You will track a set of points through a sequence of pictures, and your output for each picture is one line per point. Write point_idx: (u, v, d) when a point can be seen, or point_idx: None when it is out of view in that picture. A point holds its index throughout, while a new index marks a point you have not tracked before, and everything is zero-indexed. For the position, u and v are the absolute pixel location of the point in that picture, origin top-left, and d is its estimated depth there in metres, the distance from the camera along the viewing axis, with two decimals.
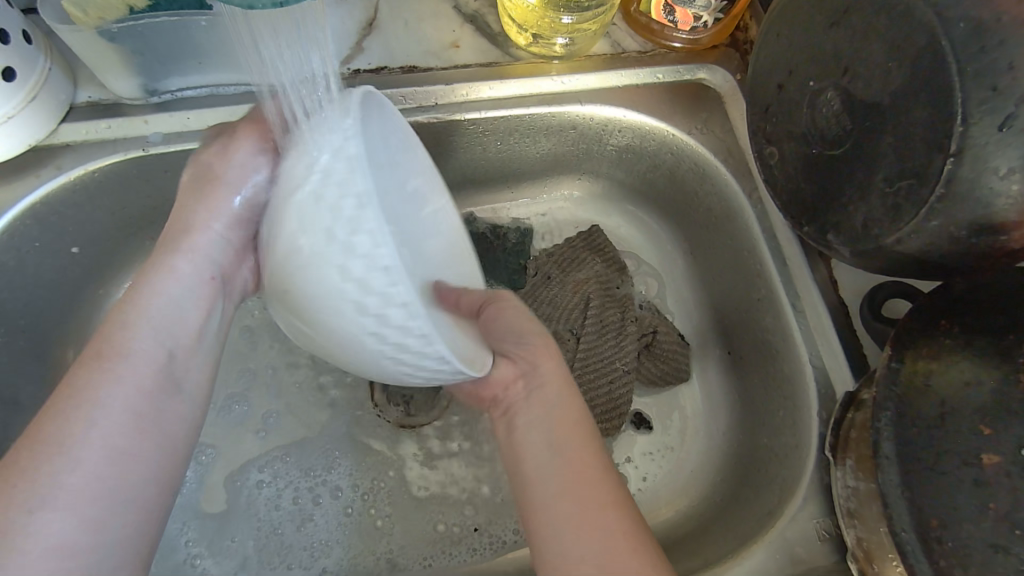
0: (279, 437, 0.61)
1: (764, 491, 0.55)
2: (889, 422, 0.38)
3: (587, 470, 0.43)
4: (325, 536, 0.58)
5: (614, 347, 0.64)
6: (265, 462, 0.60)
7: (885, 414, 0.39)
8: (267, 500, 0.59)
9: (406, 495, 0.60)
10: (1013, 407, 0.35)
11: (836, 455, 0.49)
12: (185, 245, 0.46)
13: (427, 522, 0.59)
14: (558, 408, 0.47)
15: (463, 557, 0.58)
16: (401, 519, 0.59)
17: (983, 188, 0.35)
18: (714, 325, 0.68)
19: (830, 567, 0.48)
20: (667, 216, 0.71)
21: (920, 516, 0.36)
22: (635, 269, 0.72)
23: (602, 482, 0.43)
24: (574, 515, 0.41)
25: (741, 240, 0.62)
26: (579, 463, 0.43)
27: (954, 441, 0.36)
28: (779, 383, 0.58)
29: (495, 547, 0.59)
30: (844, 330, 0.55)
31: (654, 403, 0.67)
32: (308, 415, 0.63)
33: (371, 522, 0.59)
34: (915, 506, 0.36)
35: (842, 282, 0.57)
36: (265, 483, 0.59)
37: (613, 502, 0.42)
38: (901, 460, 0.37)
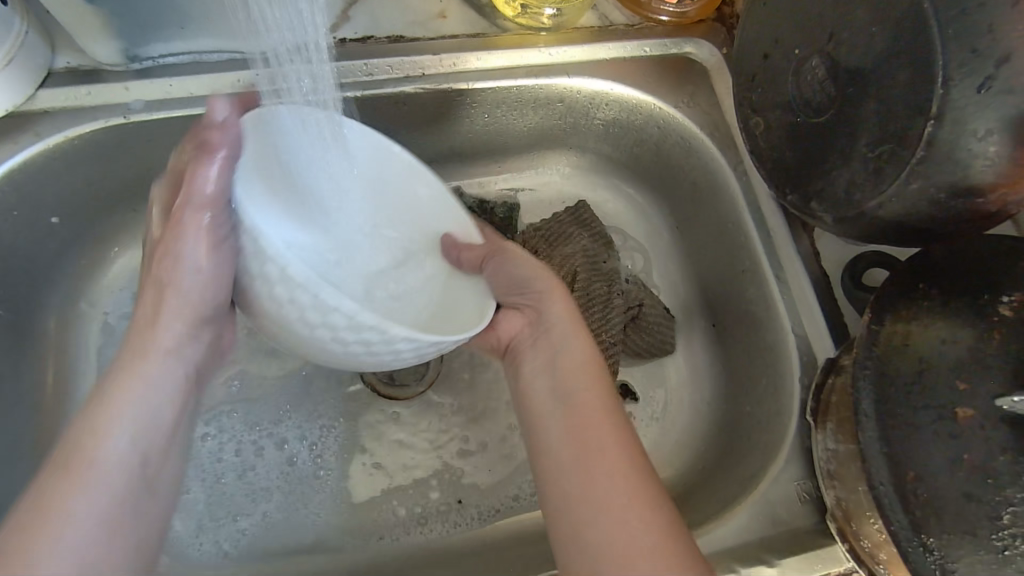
0: (238, 395, 0.61)
1: (746, 458, 0.56)
2: (870, 382, 0.39)
3: (600, 441, 0.43)
4: (270, 483, 0.59)
5: (600, 320, 0.65)
6: (211, 416, 0.60)
7: (867, 373, 0.39)
8: (211, 454, 0.59)
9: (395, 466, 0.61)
10: (991, 362, 0.36)
11: (817, 420, 0.50)
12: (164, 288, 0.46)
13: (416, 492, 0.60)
14: (577, 383, 0.46)
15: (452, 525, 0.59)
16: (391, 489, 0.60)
17: (963, 150, 0.36)
18: (698, 298, 0.69)
19: (810, 528, 0.49)
20: (653, 191, 0.71)
21: (897, 470, 0.37)
22: (622, 244, 0.72)
23: (615, 453, 0.42)
24: (583, 491, 0.41)
25: (726, 213, 0.62)
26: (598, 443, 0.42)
27: (932, 397, 0.37)
28: (761, 354, 0.59)
29: (481, 517, 0.60)
30: (825, 300, 0.56)
31: (640, 376, 0.68)
32: (295, 389, 0.63)
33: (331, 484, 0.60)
34: (892, 461, 0.37)
35: (824, 253, 0.58)
36: (212, 438, 0.60)
37: (625, 471, 0.41)
38: (880, 418, 0.38)
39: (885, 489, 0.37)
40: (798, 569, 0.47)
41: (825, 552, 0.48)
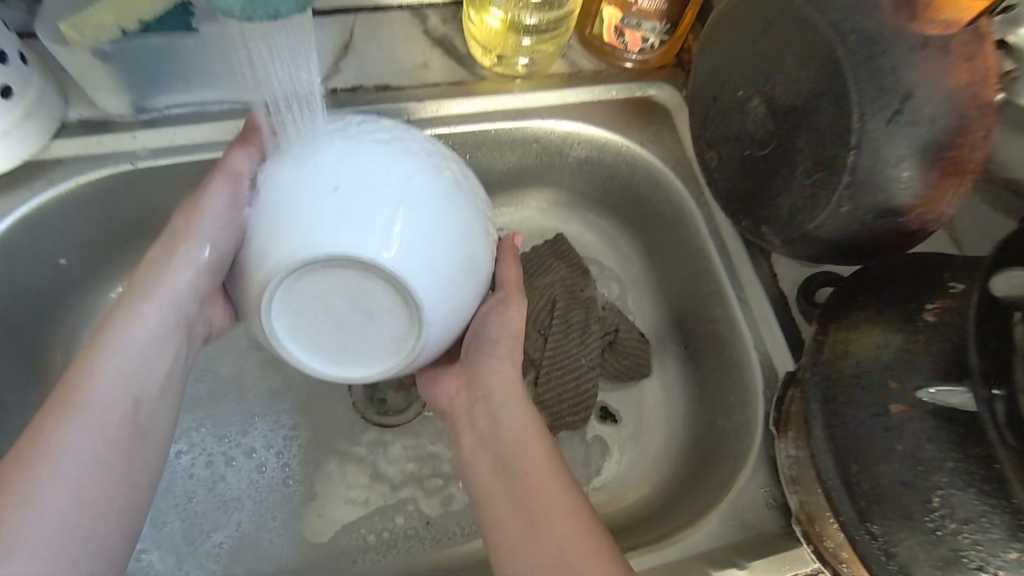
0: (235, 424, 0.65)
1: (717, 469, 0.59)
2: (816, 385, 0.43)
3: (556, 512, 0.44)
4: (239, 496, 0.62)
5: (579, 344, 0.68)
6: (181, 433, 0.64)
7: (813, 377, 0.44)
8: (185, 468, 0.63)
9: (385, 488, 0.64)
10: (920, 358, 0.40)
11: (779, 429, 0.53)
12: (146, 292, 0.49)
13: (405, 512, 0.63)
14: (533, 473, 0.46)
15: (441, 544, 0.61)
16: (382, 509, 0.63)
17: (881, 173, 0.41)
18: (671, 322, 0.73)
19: (778, 531, 0.52)
20: (625, 223, 0.76)
21: (842, 465, 0.40)
22: (598, 273, 0.77)
23: (567, 521, 0.43)
24: (541, 563, 0.42)
25: (691, 240, 0.67)
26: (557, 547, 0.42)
27: (869, 395, 0.41)
28: (728, 371, 0.63)
29: (467, 532, 0.62)
30: (784, 318, 0.61)
31: (619, 397, 0.71)
32: (290, 416, 0.66)
33: (307, 494, 0.63)
34: (838, 454, 0.41)
35: (781, 275, 0.63)
36: (184, 452, 0.63)
37: (583, 538, 0.42)
38: (827, 416, 0.42)
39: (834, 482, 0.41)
40: (767, 570, 0.50)
41: (791, 553, 0.50)
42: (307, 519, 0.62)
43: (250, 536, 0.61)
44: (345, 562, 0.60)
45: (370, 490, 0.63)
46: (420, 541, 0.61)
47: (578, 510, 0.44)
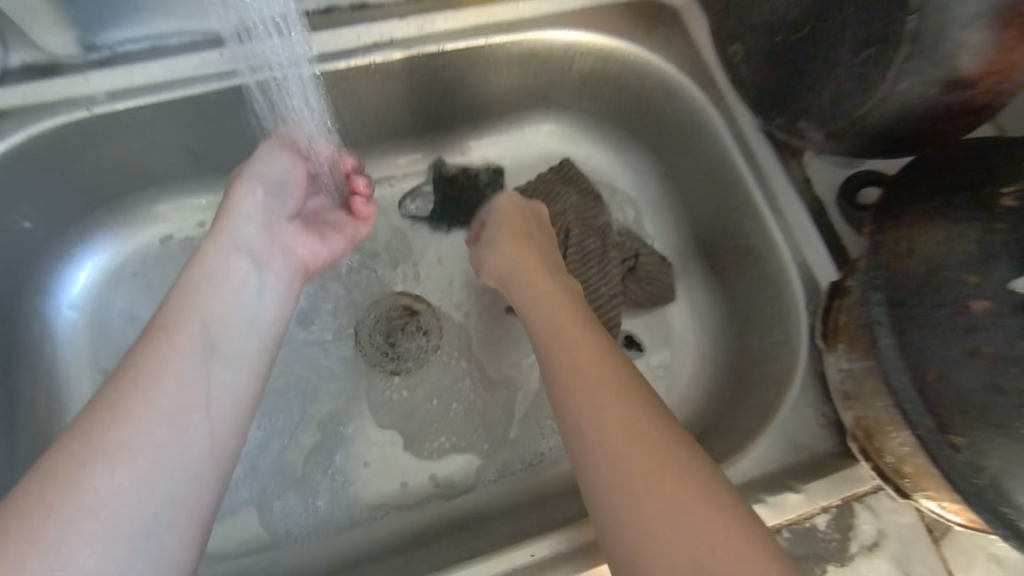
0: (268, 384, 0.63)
1: (758, 388, 0.55)
2: (870, 264, 0.41)
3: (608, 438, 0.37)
4: (265, 442, 0.62)
5: (598, 273, 0.64)
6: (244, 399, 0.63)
7: (863, 264, 0.41)
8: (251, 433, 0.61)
9: (416, 418, 0.63)
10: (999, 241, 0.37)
11: (827, 342, 0.50)
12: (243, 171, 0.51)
13: (432, 434, 0.63)
14: (600, 388, 0.40)
15: (488, 483, 0.61)
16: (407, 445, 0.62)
17: (950, 32, 0.35)
18: (692, 242, 0.68)
19: (834, 454, 0.49)
20: (636, 139, 0.69)
21: (901, 330, 0.38)
22: (611, 199, 0.71)
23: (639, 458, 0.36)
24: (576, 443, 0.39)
25: (717, 157, 0.60)
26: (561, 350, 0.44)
27: (919, 265, 0.39)
28: (758, 288, 0.59)
29: (517, 469, 0.61)
30: (824, 226, 0.55)
31: (645, 325, 0.67)
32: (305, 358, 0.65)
33: (317, 442, 0.62)
34: (899, 332, 0.38)
35: (816, 179, 0.57)
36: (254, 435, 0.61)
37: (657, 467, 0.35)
38: (891, 304, 0.39)
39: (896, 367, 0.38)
40: (825, 492, 0.47)
41: (848, 472, 0.48)
42: (320, 488, 0.61)
43: (268, 504, 0.60)
44: (383, 512, 0.59)
45: (409, 427, 0.63)
46: (458, 481, 0.61)
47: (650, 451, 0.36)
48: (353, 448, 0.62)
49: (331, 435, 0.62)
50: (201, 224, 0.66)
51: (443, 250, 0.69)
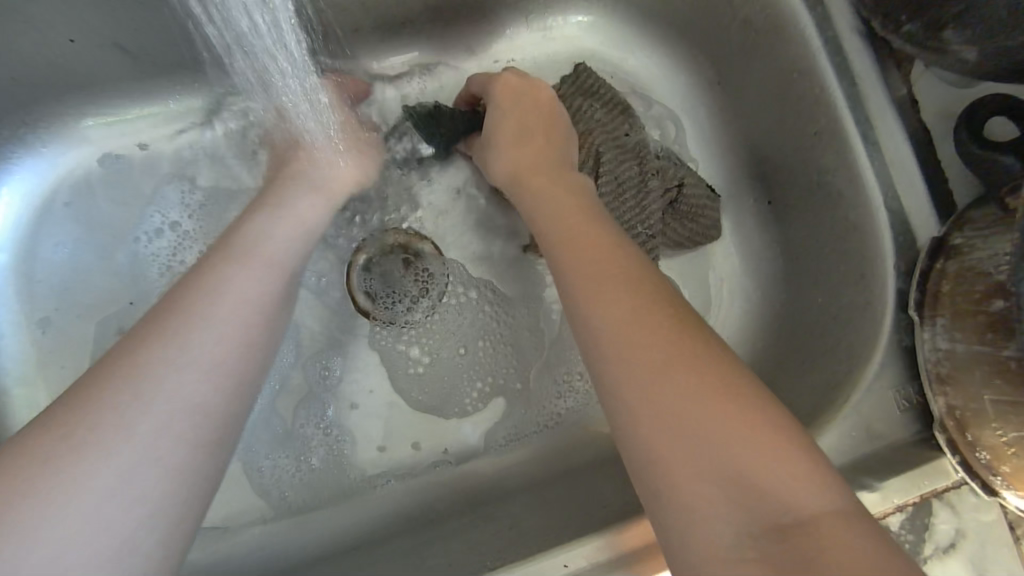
0: None
1: (823, 355, 0.48)
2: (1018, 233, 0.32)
3: (688, 373, 0.32)
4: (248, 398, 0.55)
5: (635, 207, 0.53)
6: None
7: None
8: None
9: (419, 374, 0.56)
10: None
11: (922, 315, 0.41)
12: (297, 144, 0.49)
13: (435, 394, 0.55)
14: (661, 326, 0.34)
15: (499, 449, 0.54)
16: (409, 403, 0.55)
17: None
18: (749, 169, 0.56)
19: (911, 442, 0.42)
20: (686, 36, 0.55)
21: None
22: (647, 112, 0.58)
23: (722, 409, 0.31)
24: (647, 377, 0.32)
25: (801, 67, 0.47)
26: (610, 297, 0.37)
27: None
28: (831, 237, 0.49)
29: (533, 432, 0.55)
30: (929, 165, 0.44)
31: (683, 267, 0.57)
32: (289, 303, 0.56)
33: (304, 393, 0.55)
34: None
35: (923, 101, 0.45)
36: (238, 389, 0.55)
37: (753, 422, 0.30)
38: None
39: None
40: (902, 490, 0.40)
41: (929, 465, 0.41)
42: (314, 445, 0.55)
43: (255, 464, 0.54)
44: (386, 478, 0.54)
45: (407, 386, 0.55)
46: (465, 448, 0.54)
47: (751, 409, 0.31)
48: (349, 407, 0.55)
49: (322, 392, 0.55)
50: (141, 140, 0.56)
51: (446, 175, 0.58)
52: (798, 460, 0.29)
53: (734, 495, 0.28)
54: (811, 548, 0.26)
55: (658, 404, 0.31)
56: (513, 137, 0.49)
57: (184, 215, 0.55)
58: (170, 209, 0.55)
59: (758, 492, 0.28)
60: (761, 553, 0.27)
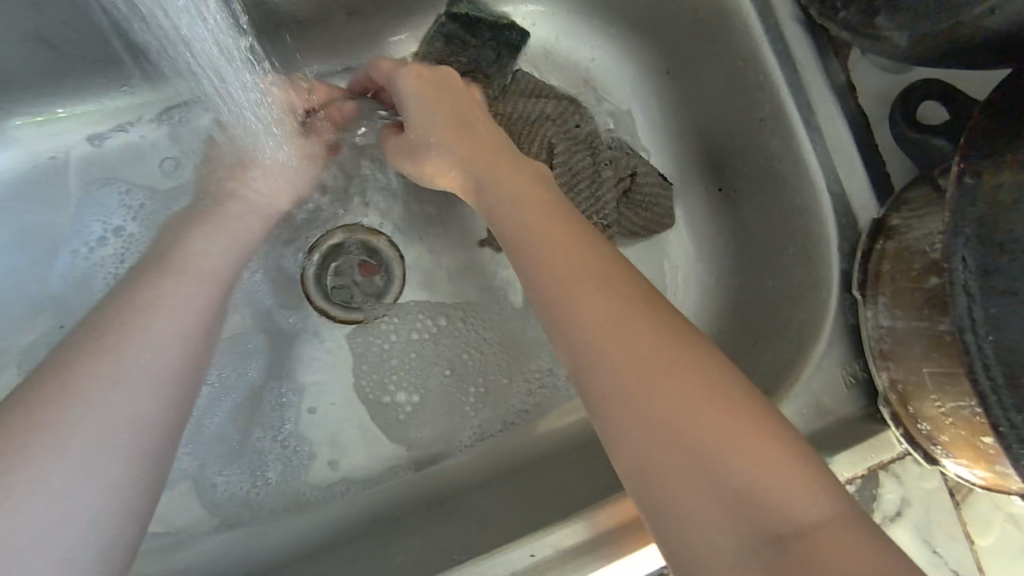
0: None
1: (775, 337, 0.49)
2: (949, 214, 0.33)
3: (681, 386, 0.31)
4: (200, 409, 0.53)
5: (589, 196, 0.54)
6: None
7: (958, 224, 0.32)
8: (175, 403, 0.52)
9: (379, 373, 0.54)
10: None
11: (865, 293, 0.43)
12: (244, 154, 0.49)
13: (396, 393, 0.54)
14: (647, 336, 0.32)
15: (463, 448, 0.53)
16: (371, 404, 0.54)
17: None
18: (700, 156, 0.57)
19: (859, 417, 0.44)
20: (634, 24, 0.56)
21: (988, 299, 0.31)
22: (597, 105, 0.59)
23: (722, 419, 0.29)
24: (637, 391, 0.31)
25: (744, 55, 0.48)
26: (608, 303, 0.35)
27: None
28: (779, 221, 0.50)
29: (496, 428, 0.54)
30: (868, 148, 0.45)
31: (639, 254, 0.58)
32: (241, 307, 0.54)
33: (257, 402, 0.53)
34: (989, 309, 0.31)
35: (861, 86, 0.46)
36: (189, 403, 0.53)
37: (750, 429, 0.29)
38: (982, 274, 0.31)
39: (981, 349, 0.31)
40: (850, 464, 0.42)
41: (875, 439, 0.42)
42: (271, 455, 0.53)
43: (206, 479, 0.52)
44: (348, 481, 0.53)
45: (364, 387, 0.54)
46: (428, 446, 0.54)
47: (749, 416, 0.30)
48: (307, 410, 0.54)
49: (278, 398, 0.54)
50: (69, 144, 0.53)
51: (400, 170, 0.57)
52: (799, 463, 0.29)
53: (734, 513, 0.28)
54: (813, 556, 0.26)
55: (655, 418, 0.30)
56: (479, 124, 0.47)
57: (128, 218, 0.53)
58: (112, 214, 0.53)
59: (755, 504, 0.28)
60: (764, 564, 0.26)
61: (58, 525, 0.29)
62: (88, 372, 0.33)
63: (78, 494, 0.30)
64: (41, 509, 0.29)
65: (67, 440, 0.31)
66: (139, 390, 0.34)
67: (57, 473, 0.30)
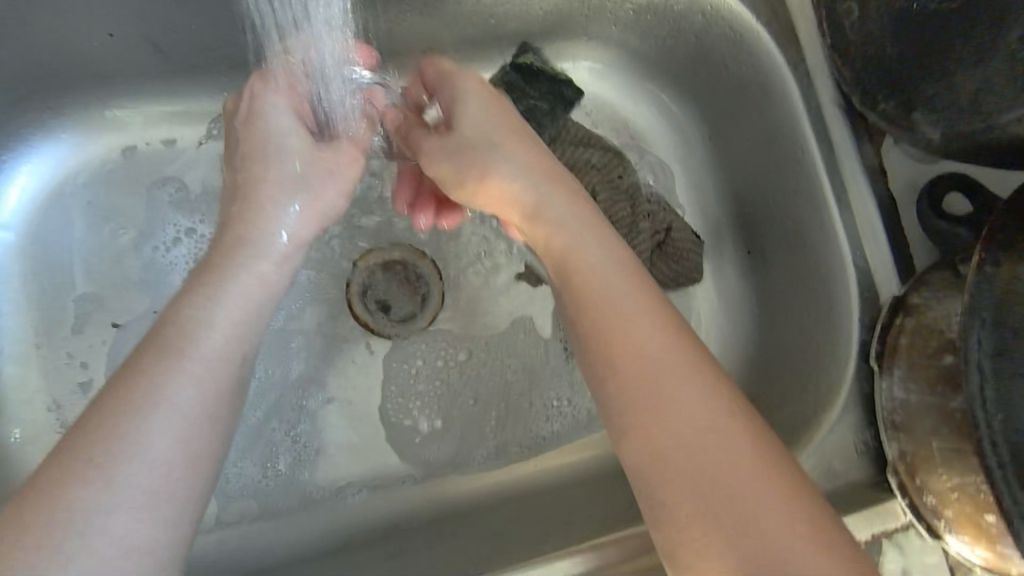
0: None
1: (791, 399, 0.51)
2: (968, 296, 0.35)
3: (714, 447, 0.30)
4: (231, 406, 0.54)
5: (626, 243, 0.57)
6: None
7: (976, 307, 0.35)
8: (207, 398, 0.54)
9: (405, 387, 0.56)
10: None
11: (881, 364, 0.45)
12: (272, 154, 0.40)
13: (418, 409, 0.55)
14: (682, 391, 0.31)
15: (477, 469, 0.55)
16: (392, 417, 0.55)
17: None
18: (732, 218, 0.60)
19: (867, 483, 0.45)
20: (684, 90, 0.60)
21: (998, 381, 0.33)
22: (641, 159, 0.62)
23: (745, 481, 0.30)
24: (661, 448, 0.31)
25: (786, 128, 0.51)
26: (620, 330, 0.33)
27: None
28: (805, 287, 0.52)
29: (511, 453, 0.55)
30: (893, 228, 0.48)
31: (666, 303, 0.61)
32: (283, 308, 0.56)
33: (282, 403, 0.55)
34: (998, 387, 0.33)
35: (891, 172, 0.50)
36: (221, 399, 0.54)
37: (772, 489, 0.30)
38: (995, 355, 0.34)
39: (990, 426, 0.33)
40: (856, 527, 0.43)
41: (881, 507, 0.43)
42: (286, 455, 0.54)
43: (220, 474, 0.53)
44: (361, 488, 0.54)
45: (389, 398, 0.56)
46: (443, 465, 0.55)
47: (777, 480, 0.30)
48: (330, 414, 0.55)
49: (304, 400, 0.55)
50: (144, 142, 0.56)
51: None
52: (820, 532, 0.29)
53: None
54: None
55: (680, 480, 0.30)
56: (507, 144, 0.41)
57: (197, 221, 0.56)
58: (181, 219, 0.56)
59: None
60: None
61: (126, 519, 0.29)
62: (164, 363, 0.32)
63: (145, 484, 0.30)
64: (121, 518, 0.29)
65: (139, 433, 0.30)
66: (205, 377, 0.33)
67: (112, 514, 0.29)
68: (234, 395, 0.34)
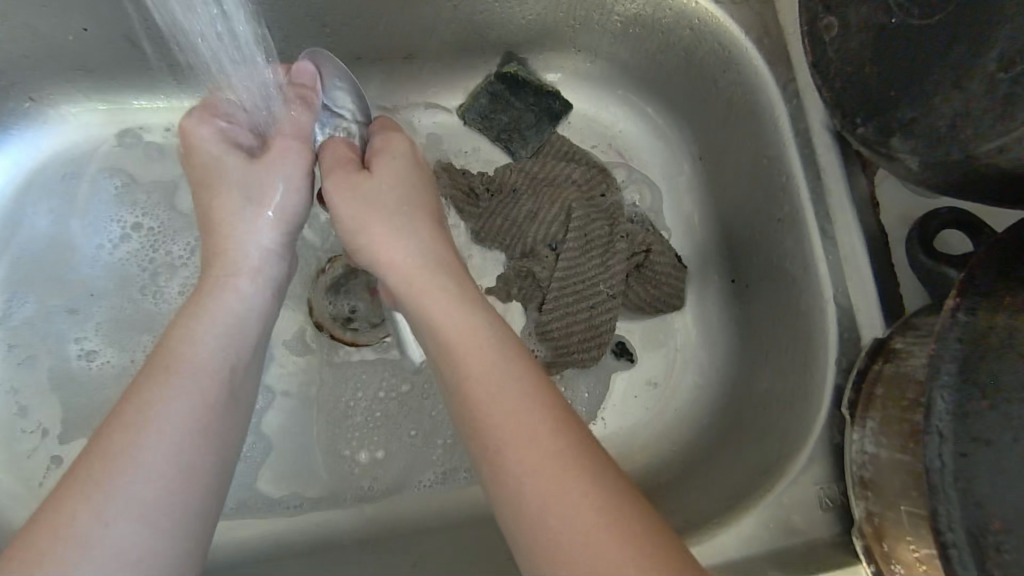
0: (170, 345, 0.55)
1: (760, 444, 0.47)
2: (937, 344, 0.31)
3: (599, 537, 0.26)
4: None
5: (599, 264, 0.54)
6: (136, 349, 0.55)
7: (943, 357, 0.30)
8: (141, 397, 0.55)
9: (360, 398, 0.55)
10: None
11: (853, 414, 0.41)
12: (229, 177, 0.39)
13: (370, 422, 0.54)
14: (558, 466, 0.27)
15: (425, 488, 0.53)
16: (344, 428, 0.54)
17: None
18: (719, 244, 0.56)
19: (830, 544, 0.41)
20: (675, 108, 0.57)
21: (960, 443, 0.29)
22: (627, 178, 0.60)
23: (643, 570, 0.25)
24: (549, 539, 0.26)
25: (771, 151, 0.48)
26: (506, 403, 0.29)
27: (1015, 372, 0.29)
28: (784, 323, 0.48)
29: (462, 476, 0.53)
30: (882, 265, 0.44)
31: (643, 330, 0.57)
32: None
33: None
34: (960, 451, 0.29)
35: (884, 204, 0.46)
36: None
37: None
38: (959, 414, 0.29)
39: (947, 495, 0.29)
40: None
41: (843, 572, 0.39)
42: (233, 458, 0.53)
43: None
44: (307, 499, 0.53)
45: (342, 410, 0.55)
46: (391, 482, 0.53)
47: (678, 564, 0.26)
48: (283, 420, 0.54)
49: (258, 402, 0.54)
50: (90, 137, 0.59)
51: None
52: None
53: None
54: None
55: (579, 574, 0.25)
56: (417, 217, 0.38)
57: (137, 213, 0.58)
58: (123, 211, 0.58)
59: None
60: None
61: (125, 531, 0.28)
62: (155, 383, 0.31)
63: (145, 494, 0.28)
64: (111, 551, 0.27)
65: (125, 459, 0.29)
66: (193, 388, 0.31)
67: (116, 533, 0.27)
68: (233, 406, 0.33)
